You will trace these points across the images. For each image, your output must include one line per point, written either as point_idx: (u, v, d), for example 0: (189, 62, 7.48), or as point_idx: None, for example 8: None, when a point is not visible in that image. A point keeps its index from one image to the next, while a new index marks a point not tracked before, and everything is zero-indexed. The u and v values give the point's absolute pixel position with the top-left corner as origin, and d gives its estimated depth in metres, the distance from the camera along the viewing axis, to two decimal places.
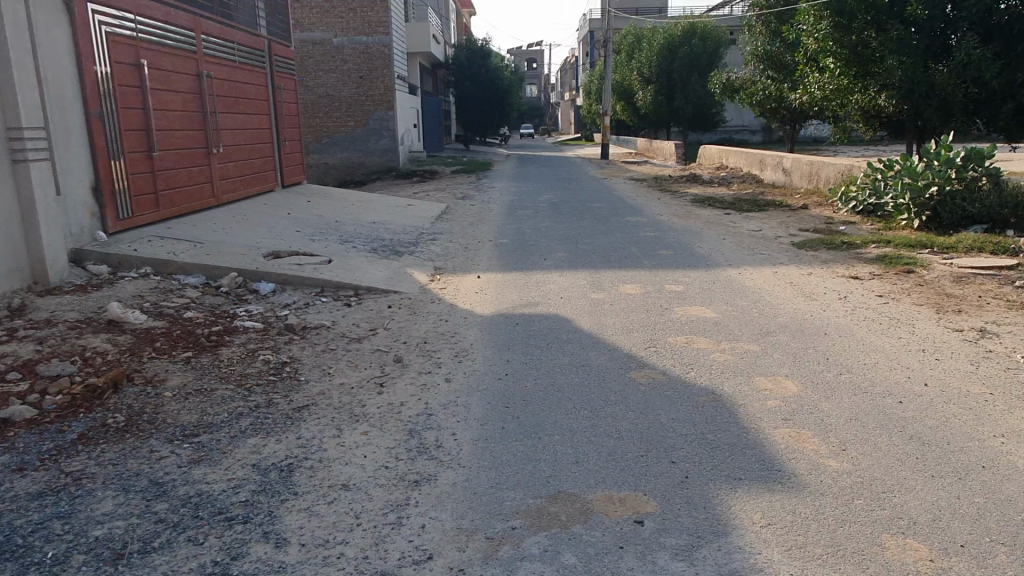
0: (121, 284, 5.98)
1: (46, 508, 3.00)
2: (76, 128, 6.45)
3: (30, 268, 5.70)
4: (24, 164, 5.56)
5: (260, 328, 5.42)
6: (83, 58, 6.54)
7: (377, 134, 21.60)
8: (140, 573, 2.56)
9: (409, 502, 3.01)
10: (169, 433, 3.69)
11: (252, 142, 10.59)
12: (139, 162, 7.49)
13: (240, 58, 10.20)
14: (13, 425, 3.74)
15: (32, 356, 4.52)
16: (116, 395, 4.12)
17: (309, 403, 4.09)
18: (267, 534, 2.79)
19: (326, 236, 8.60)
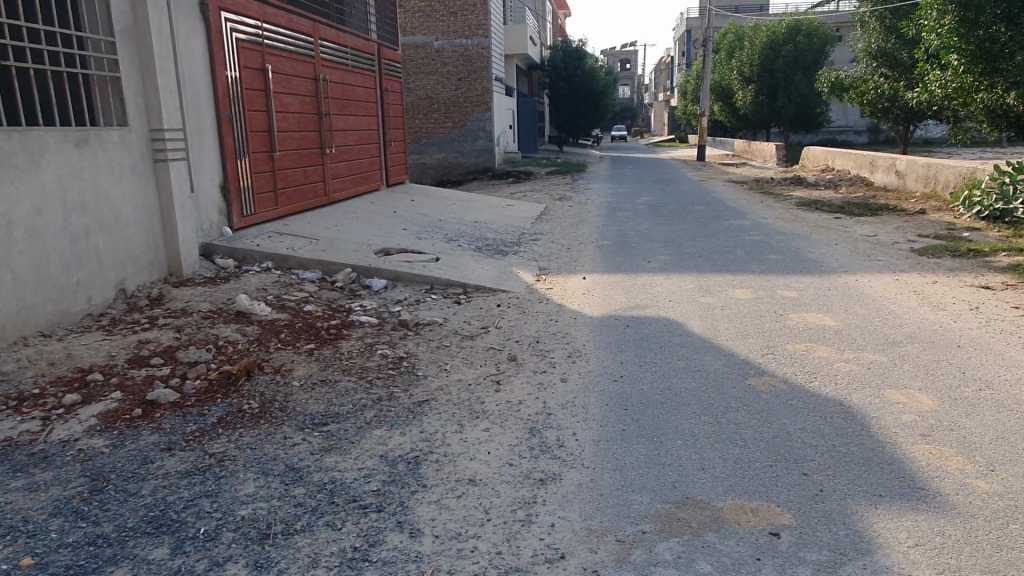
0: (246, 278, 6.30)
1: (194, 486, 3.18)
2: (209, 129, 6.86)
3: (166, 260, 6.10)
4: (164, 164, 5.95)
5: (376, 323, 5.58)
6: (215, 63, 6.93)
7: (474, 135, 21.94)
8: (285, 553, 2.68)
9: (537, 501, 3.03)
10: (300, 421, 3.85)
11: (361, 143, 10.96)
12: (262, 162, 7.88)
13: (353, 61, 10.55)
14: (159, 407, 4.00)
15: (171, 344, 4.82)
16: (249, 382, 4.33)
17: (429, 398, 4.17)
18: (401, 524, 2.87)
19: (432, 234, 8.77)
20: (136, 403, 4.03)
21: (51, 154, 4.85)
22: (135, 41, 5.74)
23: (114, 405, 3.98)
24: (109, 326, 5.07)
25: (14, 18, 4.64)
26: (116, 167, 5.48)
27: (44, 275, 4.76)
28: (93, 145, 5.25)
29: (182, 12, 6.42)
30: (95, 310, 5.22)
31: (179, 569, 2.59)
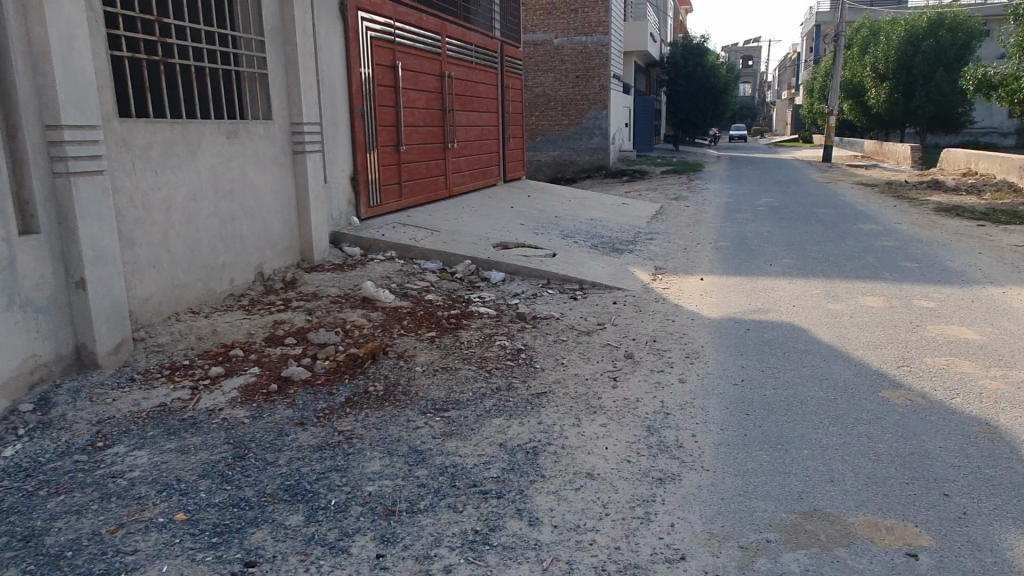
0: (372, 266, 6.58)
1: (325, 459, 3.37)
2: (343, 123, 7.22)
3: (300, 247, 6.48)
4: (302, 156, 6.32)
5: (494, 314, 5.69)
6: (350, 60, 7.27)
7: (590, 133, 21.86)
8: (410, 530, 2.79)
9: (656, 499, 3.01)
10: (423, 405, 3.99)
11: (482, 138, 11.17)
12: (389, 156, 8.19)
13: (477, 58, 10.76)
14: (292, 383, 4.25)
15: (304, 325, 5.11)
16: (374, 365, 4.52)
17: (546, 390, 4.21)
18: (521, 511, 2.91)
19: (548, 230, 8.83)
20: (272, 378, 4.30)
21: (205, 145, 5.27)
22: (282, 40, 6.12)
23: (253, 379, 4.27)
24: (248, 306, 5.45)
25: (180, 19, 5.07)
26: (260, 158, 5.88)
27: (196, 256, 5.18)
28: (241, 136, 5.66)
29: (323, 12, 6.79)
30: (236, 291, 5.63)
31: (314, 537, 2.75)
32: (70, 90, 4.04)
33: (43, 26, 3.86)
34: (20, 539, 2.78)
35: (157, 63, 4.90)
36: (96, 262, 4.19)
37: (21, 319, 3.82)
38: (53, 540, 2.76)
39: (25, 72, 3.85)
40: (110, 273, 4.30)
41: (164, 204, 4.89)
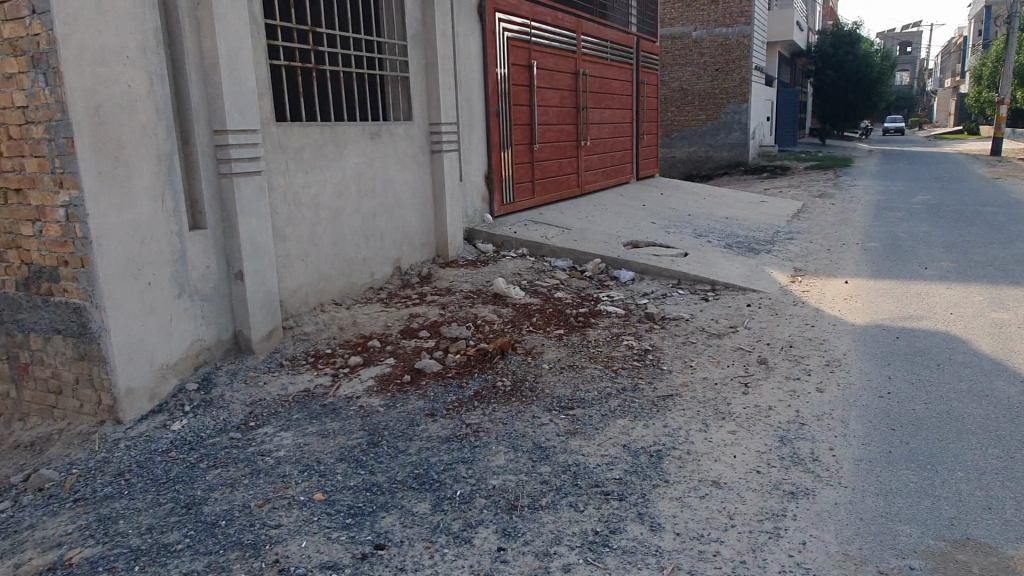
0: (503, 262, 6.71)
1: (452, 451, 3.48)
2: (479, 123, 7.41)
3: (435, 242, 6.72)
4: (440, 155, 6.54)
5: (622, 313, 5.64)
6: (487, 61, 7.44)
7: (728, 128, 21.11)
8: (531, 526, 2.83)
9: (786, 514, 2.87)
10: (549, 402, 4.02)
11: (615, 136, 11.08)
12: (522, 154, 8.31)
13: (612, 55, 10.67)
14: (425, 375, 4.41)
15: (437, 319, 5.30)
16: (502, 360, 4.61)
17: (674, 393, 4.13)
18: (642, 515, 2.88)
19: (680, 228, 8.62)
20: (406, 369, 4.49)
21: (351, 146, 5.58)
22: (422, 44, 6.36)
23: (388, 369, 4.48)
24: (387, 299, 5.72)
25: (331, 28, 5.40)
26: (400, 157, 6.14)
27: (340, 251, 5.50)
28: (383, 137, 5.94)
29: (462, 15, 6.99)
30: (376, 284, 5.93)
31: (439, 525, 2.85)
32: (234, 98, 4.40)
33: (213, 40, 4.23)
34: (183, 506, 3.09)
35: (309, 69, 5.25)
36: (253, 256, 4.55)
37: (190, 307, 4.23)
38: (210, 509, 3.05)
39: (197, 82, 4.24)
40: (265, 266, 4.66)
41: (313, 202, 5.23)
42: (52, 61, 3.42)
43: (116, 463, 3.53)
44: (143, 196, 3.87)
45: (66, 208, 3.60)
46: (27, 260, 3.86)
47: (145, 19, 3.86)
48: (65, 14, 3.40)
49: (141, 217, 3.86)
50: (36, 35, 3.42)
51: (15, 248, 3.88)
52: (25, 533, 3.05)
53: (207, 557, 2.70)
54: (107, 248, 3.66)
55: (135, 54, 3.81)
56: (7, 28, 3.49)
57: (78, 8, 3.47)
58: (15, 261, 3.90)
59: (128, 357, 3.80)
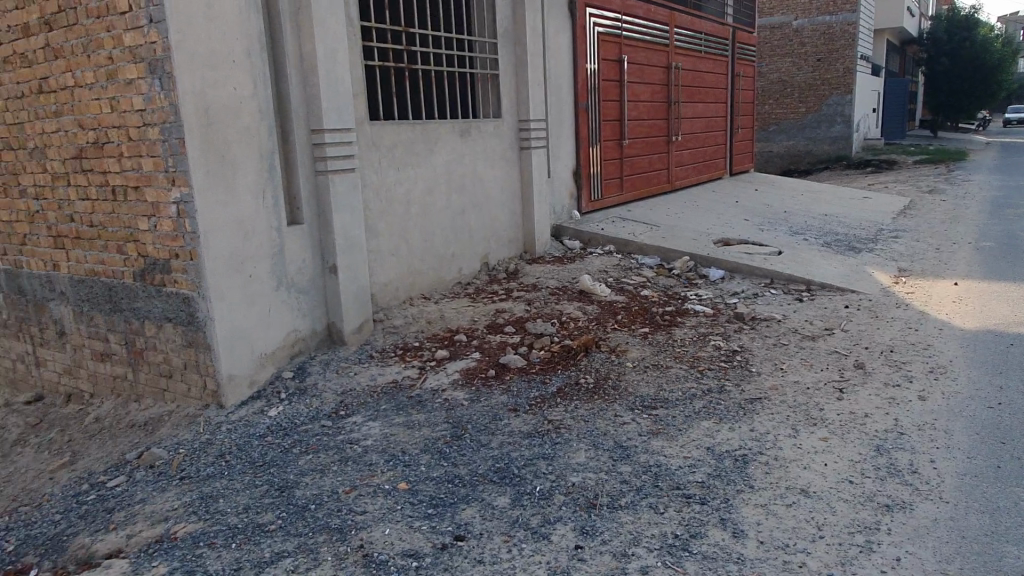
0: (590, 259, 6.68)
1: (533, 446, 3.50)
2: (567, 119, 7.40)
3: (522, 239, 6.76)
4: (528, 151, 6.57)
5: (711, 313, 5.51)
6: (577, 57, 7.40)
7: (831, 120, 20.19)
8: (609, 526, 2.82)
9: (880, 528, 2.74)
10: (632, 401, 3.98)
11: (709, 130, 10.81)
12: (612, 150, 8.24)
13: (707, 47, 10.40)
14: (508, 370, 4.46)
15: (523, 314, 5.34)
16: (586, 358, 4.59)
17: (762, 396, 4.00)
18: (725, 521, 2.82)
19: (775, 226, 8.33)
20: (490, 364, 4.55)
21: (441, 143, 5.69)
22: (512, 41, 6.40)
23: (473, 364, 4.55)
24: (474, 294, 5.81)
25: (424, 28, 5.51)
26: (489, 154, 6.22)
27: (429, 246, 5.63)
28: (473, 135, 6.02)
29: (553, 11, 6.99)
30: (463, 279, 6.03)
31: (518, 520, 2.88)
32: (331, 97, 4.56)
33: (312, 42, 4.40)
34: (277, 489, 3.25)
35: (402, 69, 5.38)
36: (347, 250, 4.72)
37: (287, 299, 4.43)
38: (302, 493, 3.19)
39: (297, 83, 4.43)
40: (358, 261, 4.83)
41: (404, 198, 5.37)
42: (166, 67, 3.65)
43: (218, 445, 3.75)
44: (246, 193, 4.09)
45: (177, 204, 3.85)
46: (142, 253, 4.13)
47: (250, 24, 4.07)
48: (178, 22, 3.63)
49: (244, 213, 4.08)
50: (152, 43, 3.66)
51: (132, 241, 4.17)
52: (136, 507, 3.31)
53: (297, 538, 2.83)
54: (213, 242, 3.88)
55: (240, 58, 4.01)
56: (127, 37, 3.74)
57: (190, 16, 3.69)
58: (133, 254, 4.19)
59: (231, 345, 4.03)
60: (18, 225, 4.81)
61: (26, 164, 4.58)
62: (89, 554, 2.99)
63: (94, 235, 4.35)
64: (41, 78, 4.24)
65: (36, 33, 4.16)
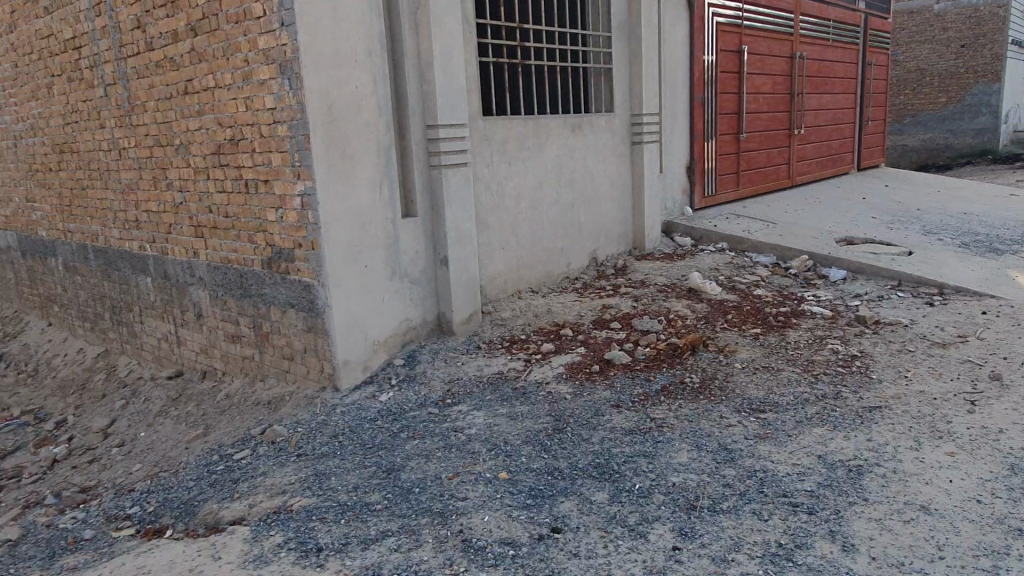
0: (702, 257, 6.53)
1: (635, 444, 3.47)
2: (681, 113, 7.26)
3: (632, 234, 6.69)
4: (640, 146, 6.49)
5: (829, 315, 5.24)
6: (694, 49, 7.21)
7: (975, 111, 18.65)
8: (709, 529, 2.76)
9: (1009, 553, 2.53)
10: (739, 403, 3.87)
11: (835, 124, 10.27)
12: (727, 144, 7.98)
13: (835, 34, 9.85)
14: (613, 366, 4.43)
15: (629, 311, 5.28)
16: (693, 357, 4.49)
17: (882, 404, 3.78)
18: (834, 533, 2.69)
19: (906, 225, 7.80)
20: (595, 359, 4.55)
21: (552, 138, 5.72)
22: (628, 34, 6.33)
23: (578, 358, 4.56)
24: (581, 289, 5.83)
25: (538, 23, 5.54)
26: (600, 149, 6.19)
27: (538, 240, 5.68)
28: (584, 130, 6.02)
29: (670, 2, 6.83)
30: (572, 274, 6.05)
31: (616, 516, 2.87)
32: (447, 94, 4.67)
33: (429, 40, 4.52)
34: (384, 471, 3.40)
35: (516, 65, 5.44)
36: (458, 243, 4.83)
37: (401, 288, 4.60)
38: (407, 476, 3.32)
39: (414, 81, 4.57)
40: (469, 254, 4.94)
41: (514, 192, 5.44)
42: (295, 67, 3.88)
43: (333, 426, 3.97)
44: (365, 186, 4.28)
45: (301, 196, 4.09)
46: (270, 242, 4.41)
47: (371, 24, 4.24)
48: (306, 24, 3.84)
49: (362, 206, 4.27)
50: (284, 45, 3.90)
51: (261, 231, 4.46)
52: (258, 479, 3.56)
53: (401, 519, 2.96)
54: (333, 233, 4.09)
55: (362, 58, 4.20)
56: (262, 40, 4.00)
57: (317, 19, 3.90)
58: (262, 243, 4.48)
59: (347, 332, 4.24)
60: (165, 215, 5.25)
61: (172, 159, 4.99)
62: (216, 519, 3.26)
63: (228, 225, 4.69)
64: (187, 79, 4.60)
65: (183, 39, 4.52)
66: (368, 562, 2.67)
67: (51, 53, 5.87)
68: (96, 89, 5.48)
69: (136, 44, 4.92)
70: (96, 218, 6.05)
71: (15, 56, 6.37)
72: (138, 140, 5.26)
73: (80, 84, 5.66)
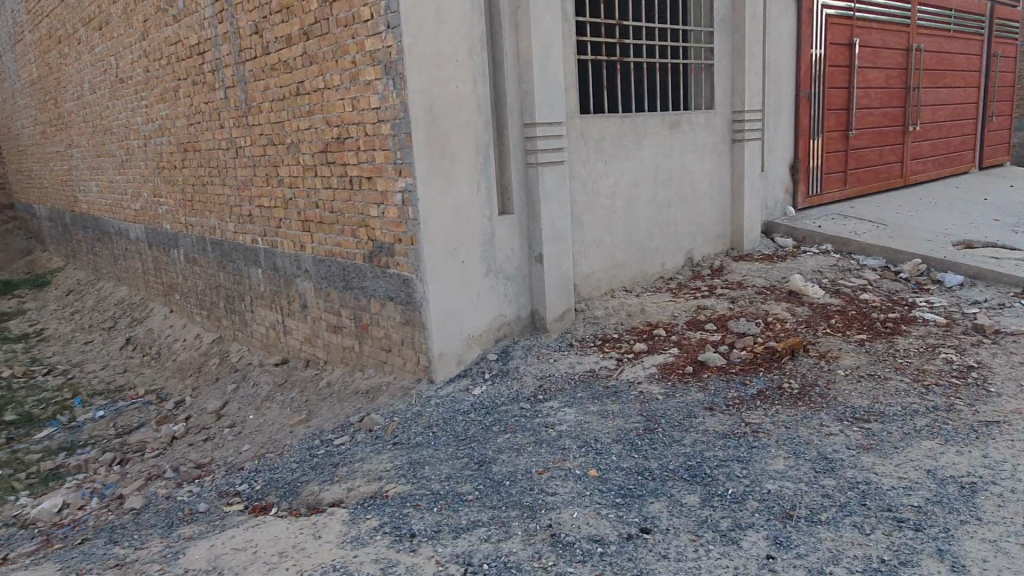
0: (804, 259, 6.30)
1: (729, 448, 3.40)
2: (786, 109, 7.02)
3: (730, 234, 6.53)
4: (741, 143, 6.31)
5: (944, 322, 4.94)
6: (801, 43, 6.95)
7: None
8: (806, 539, 2.67)
9: None
10: (841, 411, 3.72)
11: (955, 119, 9.65)
12: (835, 141, 7.65)
13: (957, 24, 9.24)
14: (707, 368, 4.35)
15: (726, 312, 5.16)
16: (792, 361, 4.35)
17: (1001, 419, 3.54)
18: (943, 552, 2.56)
19: None
20: (689, 361, 4.48)
21: (649, 136, 5.65)
22: (731, 29, 6.16)
23: (671, 359, 4.50)
24: (675, 289, 5.74)
25: (638, 20, 5.48)
26: (698, 147, 6.07)
27: (633, 239, 5.64)
28: (683, 127, 5.92)
29: None
30: (667, 274, 5.97)
31: (707, 521, 2.83)
32: (545, 93, 4.70)
33: (528, 39, 4.56)
34: (476, 463, 3.47)
35: (614, 62, 5.41)
36: (553, 241, 4.86)
37: (496, 284, 4.68)
38: (498, 469, 3.38)
39: (513, 80, 4.62)
40: (563, 251, 4.95)
41: (610, 190, 5.43)
42: (399, 68, 4.01)
43: (427, 417, 4.08)
44: (463, 184, 4.37)
45: (402, 192, 4.22)
46: (372, 237, 4.58)
47: (472, 25, 4.32)
48: (410, 27, 3.96)
49: (459, 203, 4.37)
50: (389, 46, 4.03)
51: (364, 226, 4.63)
52: (356, 464, 3.72)
53: (491, 510, 3.02)
54: (432, 228, 4.21)
55: (463, 58, 4.29)
56: (369, 42, 4.16)
57: (421, 21, 4.01)
58: (364, 238, 4.66)
59: (443, 325, 4.35)
60: (275, 210, 5.54)
61: (284, 157, 5.26)
62: (317, 500, 3.43)
63: (333, 220, 4.90)
64: (299, 81, 4.83)
65: (296, 43, 4.75)
66: (458, 550, 2.75)
67: (179, 58, 6.30)
68: (217, 91, 5.85)
69: (254, 48, 5.22)
70: (214, 212, 6.46)
71: (146, 61, 6.88)
72: (253, 139, 5.57)
73: (203, 87, 6.05)
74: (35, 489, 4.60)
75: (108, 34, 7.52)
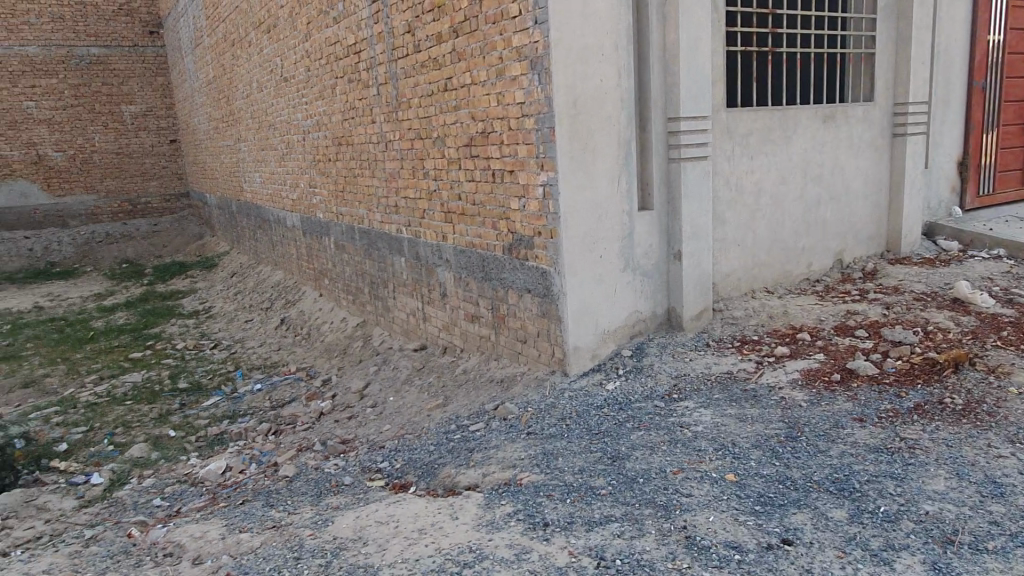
0: (971, 264, 5.79)
1: (881, 463, 3.20)
2: (956, 100, 6.46)
3: (886, 235, 6.12)
4: (903, 138, 5.88)
5: None
6: (976, 28, 6.36)
7: None
8: (969, 568, 2.47)
9: None
10: (1013, 432, 3.38)
11: None
12: (1013, 136, 6.95)
13: None
14: (856, 377, 4.11)
15: (879, 319, 4.85)
16: (956, 375, 4.00)
17: None
18: None
19: None
20: (836, 368, 4.24)
21: (800, 130, 5.39)
22: (896, 15, 5.74)
23: (816, 365, 4.28)
24: (822, 292, 5.45)
25: (793, 8, 5.23)
26: (854, 142, 5.72)
27: (779, 238, 5.41)
28: (838, 120, 5.59)
29: None
30: (813, 275, 5.68)
31: (855, 538, 2.67)
32: (691, 86, 4.58)
33: (676, 30, 4.46)
34: (609, 458, 3.47)
35: (766, 53, 5.19)
36: (693, 238, 4.75)
37: (633, 280, 4.64)
38: (632, 465, 3.36)
39: (659, 73, 4.54)
40: (703, 249, 4.83)
41: (755, 187, 5.22)
42: (545, 63, 4.05)
43: (561, 409, 4.12)
44: (604, 178, 4.36)
45: (544, 186, 4.27)
46: (512, 229, 4.67)
47: (619, 18, 4.29)
48: (559, 22, 3.99)
49: (600, 197, 4.36)
50: (536, 42, 4.09)
51: (504, 219, 4.74)
52: (491, 451, 3.82)
53: (624, 507, 3.01)
54: (571, 222, 4.23)
55: (608, 52, 4.28)
56: (516, 38, 4.23)
57: (569, 15, 4.03)
58: (504, 230, 4.76)
59: (579, 319, 4.37)
60: (420, 202, 5.77)
61: (430, 151, 5.45)
62: (454, 482, 3.56)
63: (475, 212, 5.04)
64: (447, 78, 5.00)
65: (446, 40, 4.91)
66: (591, 543, 2.76)
67: (337, 58, 6.68)
68: (370, 88, 6.16)
69: (406, 47, 5.44)
70: (363, 203, 6.81)
71: (308, 61, 7.35)
72: (402, 134, 5.82)
73: (357, 84, 6.39)
74: (203, 451, 5.08)
75: (276, 36, 8.10)
